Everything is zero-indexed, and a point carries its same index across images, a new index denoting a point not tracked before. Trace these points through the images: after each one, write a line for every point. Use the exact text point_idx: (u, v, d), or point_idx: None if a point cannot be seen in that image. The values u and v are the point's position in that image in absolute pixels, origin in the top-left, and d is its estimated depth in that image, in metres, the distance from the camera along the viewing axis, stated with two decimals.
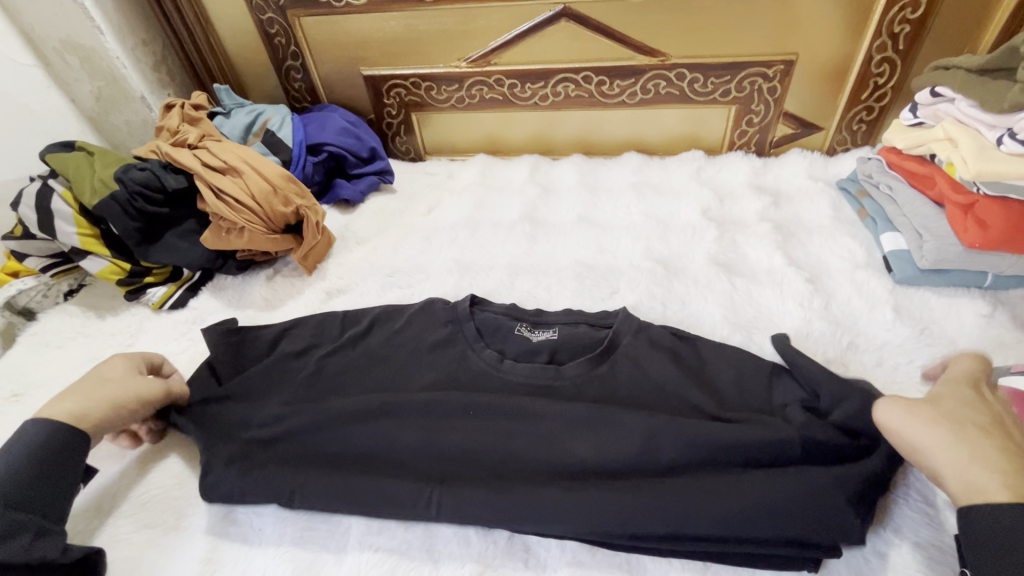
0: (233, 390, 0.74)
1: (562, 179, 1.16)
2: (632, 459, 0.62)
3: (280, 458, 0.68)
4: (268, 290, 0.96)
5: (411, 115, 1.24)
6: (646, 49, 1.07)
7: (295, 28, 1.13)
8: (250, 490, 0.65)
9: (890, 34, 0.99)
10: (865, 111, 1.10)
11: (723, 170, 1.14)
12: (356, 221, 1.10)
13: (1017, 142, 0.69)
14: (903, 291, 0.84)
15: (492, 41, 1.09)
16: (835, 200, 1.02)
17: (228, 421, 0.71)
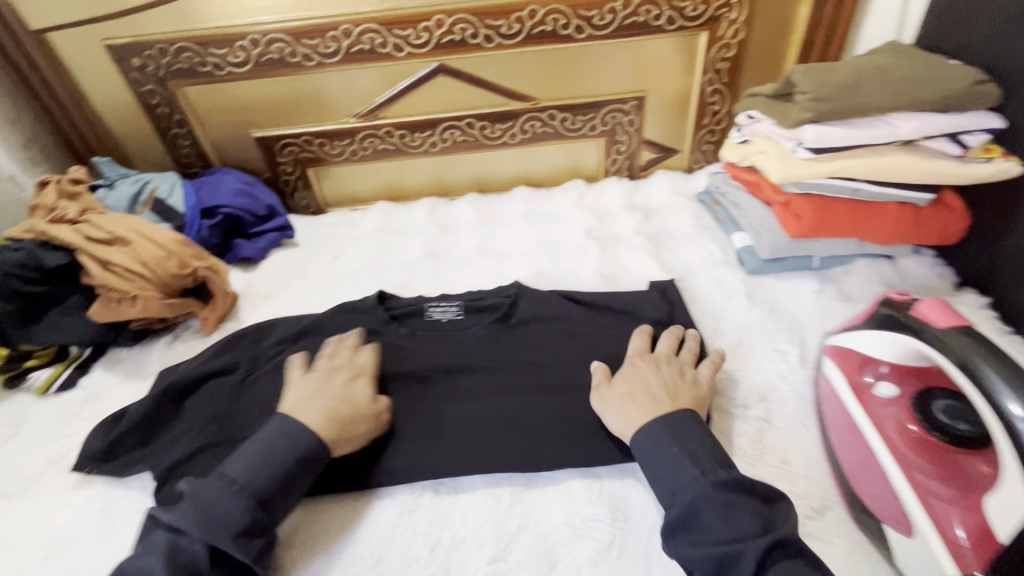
0: (152, 462, 0.77)
1: (460, 216, 1.25)
2: (523, 420, 0.76)
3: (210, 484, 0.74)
4: (171, 356, 0.94)
5: (307, 170, 1.28)
6: (518, 95, 1.20)
7: (178, 97, 1.15)
8: None
9: (714, 70, 1.19)
10: (709, 133, 1.29)
11: (602, 195, 1.27)
12: (259, 277, 1.11)
13: (808, 151, 0.84)
14: (755, 280, 0.99)
15: (377, 97, 1.18)
16: (696, 210, 1.19)
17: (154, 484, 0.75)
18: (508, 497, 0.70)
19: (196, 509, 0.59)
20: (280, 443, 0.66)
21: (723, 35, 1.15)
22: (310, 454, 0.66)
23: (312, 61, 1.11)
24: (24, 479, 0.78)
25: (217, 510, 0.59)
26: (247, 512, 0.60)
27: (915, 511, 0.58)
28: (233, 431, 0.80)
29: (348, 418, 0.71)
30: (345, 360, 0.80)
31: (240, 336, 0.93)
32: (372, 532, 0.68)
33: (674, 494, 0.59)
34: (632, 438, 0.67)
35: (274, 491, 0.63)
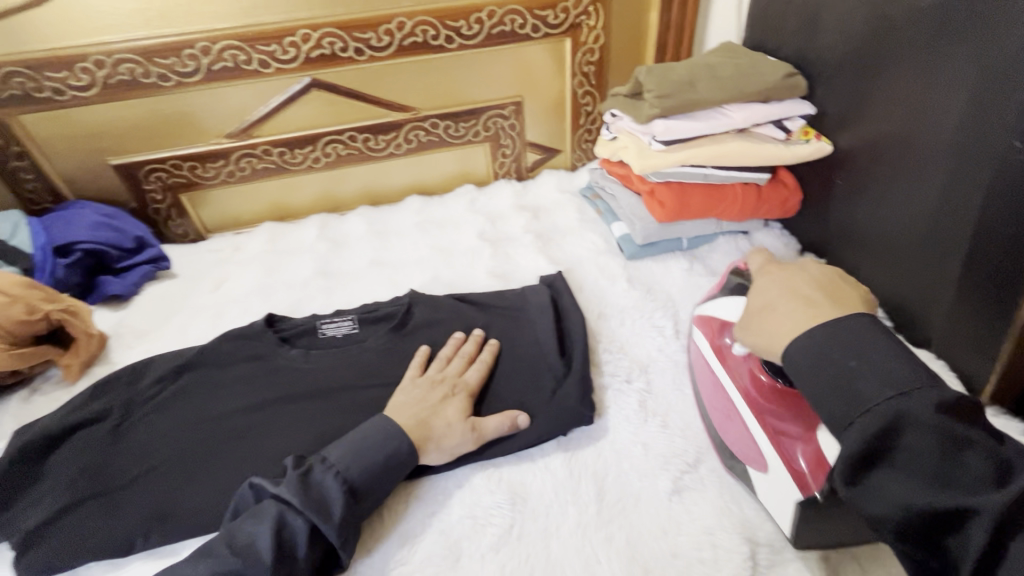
0: (11, 530, 0.70)
1: (352, 230, 1.23)
2: None
3: (83, 541, 0.69)
4: (28, 413, 0.84)
5: (180, 196, 1.20)
6: (398, 106, 1.21)
7: (14, 127, 1.04)
8: (97, 550, 0.68)
9: (582, 74, 1.28)
10: (586, 132, 1.38)
11: (493, 197, 1.31)
12: (132, 315, 1.02)
13: (660, 143, 0.93)
14: (634, 264, 1.07)
15: (248, 115, 1.13)
16: (580, 205, 1.26)
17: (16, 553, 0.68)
18: (409, 501, 0.71)
19: (303, 487, 0.63)
20: (376, 445, 0.69)
21: (585, 40, 1.23)
22: (397, 451, 0.69)
23: (170, 81, 1.05)
24: None
25: (320, 494, 0.63)
26: (345, 496, 0.63)
27: (772, 459, 0.65)
28: (108, 481, 0.74)
29: (437, 427, 0.73)
30: (451, 373, 0.80)
31: (112, 379, 0.86)
32: None
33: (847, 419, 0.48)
34: (786, 354, 0.55)
35: (383, 473, 0.68)
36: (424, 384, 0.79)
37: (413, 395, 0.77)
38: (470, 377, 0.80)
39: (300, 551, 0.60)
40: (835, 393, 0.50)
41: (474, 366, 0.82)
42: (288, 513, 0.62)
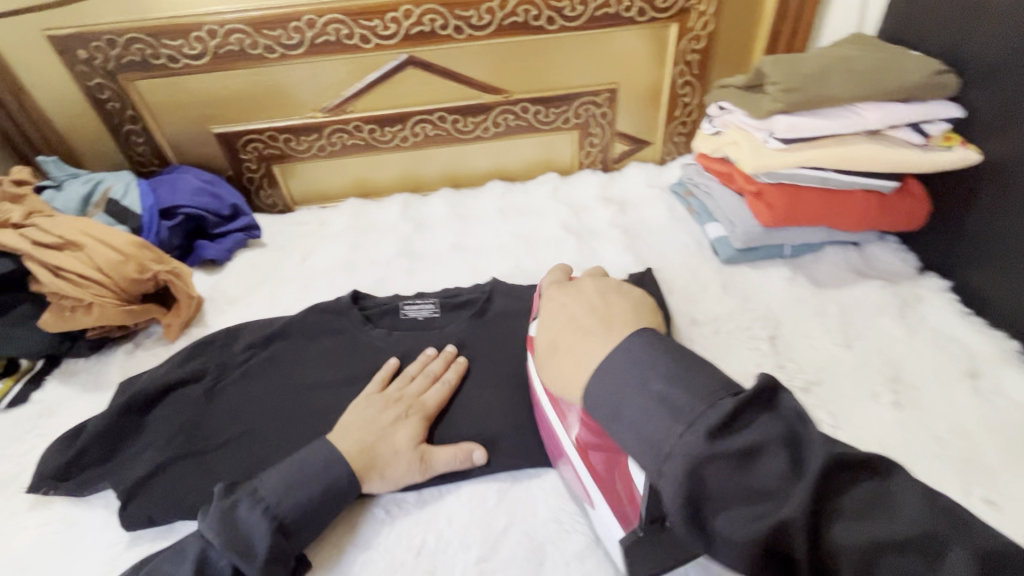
0: (117, 477, 0.73)
1: (434, 212, 1.22)
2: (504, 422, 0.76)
3: (180, 496, 0.71)
4: (131, 366, 0.89)
5: (273, 167, 1.23)
6: (490, 88, 1.18)
7: (130, 92, 1.08)
8: (190, 507, 0.70)
9: (685, 62, 1.20)
10: (680, 125, 1.30)
11: (576, 187, 1.27)
12: (225, 280, 1.06)
13: (778, 141, 0.86)
14: (729, 269, 1.01)
15: (344, 90, 1.14)
16: (670, 202, 1.19)
17: (121, 500, 0.70)
18: (493, 496, 0.70)
19: (226, 523, 0.59)
20: (309, 478, 0.64)
21: (692, 26, 1.15)
22: (335, 482, 0.65)
23: (274, 53, 1.06)
24: None
25: (245, 530, 0.59)
26: (271, 535, 0.59)
27: (595, 491, 0.63)
28: (203, 441, 0.76)
29: (383, 455, 0.69)
30: (410, 393, 0.76)
31: (208, 341, 0.89)
32: (354, 543, 0.66)
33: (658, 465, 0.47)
34: (587, 391, 0.58)
35: (320, 507, 0.64)
36: (375, 402, 0.75)
37: (364, 415, 0.73)
38: (429, 399, 0.76)
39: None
40: (758, 489, 0.43)
41: (436, 385, 0.78)
42: (210, 549, 0.59)
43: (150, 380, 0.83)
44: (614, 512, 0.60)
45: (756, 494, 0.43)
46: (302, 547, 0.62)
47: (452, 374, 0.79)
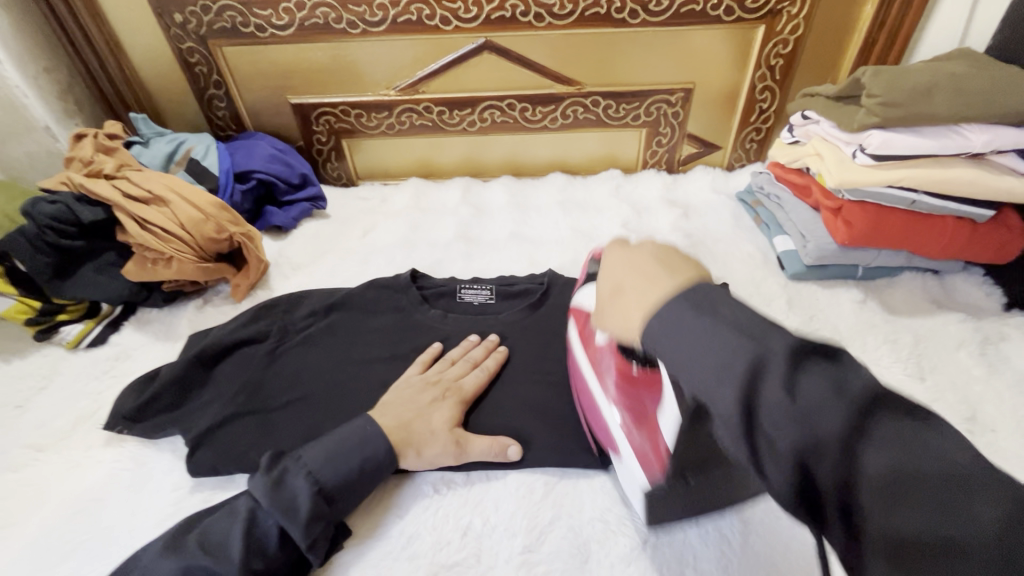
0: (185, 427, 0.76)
1: (494, 199, 1.22)
2: (555, 416, 0.76)
3: (243, 453, 0.74)
4: (201, 320, 0.93)
5: (342, 141, 1.25)
6: (563, 78, 1.16)
7: (217, 58, 1.12)
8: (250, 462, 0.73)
9: (768, 66, 1.15)
10: (754, 132, 1.26)
11: (639, 186, 1.25)
12: (290, 247, 1.09)
13: (867, 156, 0.82)
14: (795, 285, 0.97)
15: (419, 70, 1.15)
16: (735, 210, 1.16)
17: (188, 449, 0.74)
18: (540, 488, 0.70)
19: (274, 485, 0.61)
20: (353, 448, 0.65)
21: (781, 29, 1.10)
22: (374, 454, 0.66)
23: (357, 29, 1.08)
24: (53, 432, 0.78)
25: (291, 493, 0.61)
26: (314, 498, 0.60)
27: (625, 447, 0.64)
28: (264, 400, 0.79)
29: (421, 433, 0.70)
30: (450, 376, 0.77)
31: (273, 305, 0.92)
32: (403, 514, 0.68)
33: (720, 363, 0.37)
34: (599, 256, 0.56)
35: (360, 478, 0.65)
36: (415, 381, 0.76)
37: (403, 393, 0.74)
38: (468, 383, 0.77)
39: (270, 545, 0.59)
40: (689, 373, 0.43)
41: (476, 371, 0.78)
42: (257, 508, 0.61)
43: (217, 337, 0.86)
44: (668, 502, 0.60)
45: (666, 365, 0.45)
46: (344, 514, 0.64)
47: (494, 363, 0.80)
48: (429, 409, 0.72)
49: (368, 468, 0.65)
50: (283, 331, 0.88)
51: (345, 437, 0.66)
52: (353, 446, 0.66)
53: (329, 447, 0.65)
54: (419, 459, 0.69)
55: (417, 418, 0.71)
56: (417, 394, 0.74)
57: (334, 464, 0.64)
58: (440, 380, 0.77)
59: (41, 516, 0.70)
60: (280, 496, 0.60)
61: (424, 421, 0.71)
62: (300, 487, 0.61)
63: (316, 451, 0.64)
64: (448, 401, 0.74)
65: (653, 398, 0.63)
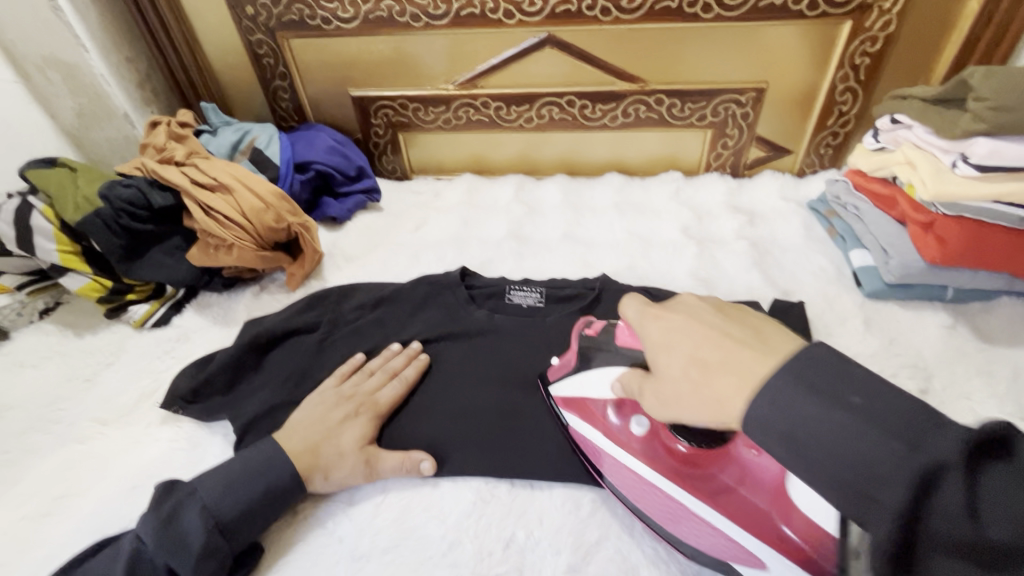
0: (237, 411, 0.78)
1: (548, 198, 1.19)
2: None
3: None
4: (257, 307, 0.95)
5: (398, 135, 1.26)
6: (626, 75, 1.12)
7: (284, 49, 1.14)
8: None
9: (852, 66, 1.06)
10: (831, 136, 1.17)
11: (701, 191, 1.19)
12: (344, 239, 1.10)
13: (970, 167, 0.74)
14: (872, 304, 0.89)
15: (479, 65, 1.13)
16: (806, 219, 1.08)
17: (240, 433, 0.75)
18: (587, 504, 0.67)
19: (165, 521, 0.60)
20: (250, 477, 0.65)
21: (870, 25, 1.01)
22: (276, 481, 0.65)
23: (419, 22, 1.07)
24: (117, 407, 0.82)
25: (184, 530, 0.60)
26: (205, 533, 0.60)
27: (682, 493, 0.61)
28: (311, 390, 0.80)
29: (328, 456, 0.68)
30: (365, 391, 0.76)
31: (324, 295, 0.93)
32: (444, 516, 0.67)
33: (802, 430, 0.41)
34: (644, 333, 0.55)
35: (261, 504, 0.64)
36: (324, 398, 0.75)
37: (311, 412, 0.73)
38: (384, 397, 0.75)
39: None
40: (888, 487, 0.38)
41: (392, 382, 0.77)
42: (144, 551, 0.59)
43: (270, 324, 0.87)
44: (689, 473, 0.61)
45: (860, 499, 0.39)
46: (251, 539, 0.63)
47: (412, 373, 0.78)
48: (343, 428, 0.71)
49: (269, 496, 0.65)
50: (334, 322, 0.89)
51: (246, 466, 0.66)
52: (247, 478, 0.65)
53: (224, 479, 0.64)
54: (328, 481, 0.68)
55: (329, 437, 0.70)
56: (329, 412, 0.73)
57: (228, 497, 0.63)
58: (353, 395, 0.75)
59: (103, 489, 0.72)
60: (164, 539, 0.59)
61: (330, 442, 0.69)
62: (189, 528, 0.60)
63: (205, 487, 0.63)
64: (357, 417, 0.73)
65: (642, 406, 0.66)
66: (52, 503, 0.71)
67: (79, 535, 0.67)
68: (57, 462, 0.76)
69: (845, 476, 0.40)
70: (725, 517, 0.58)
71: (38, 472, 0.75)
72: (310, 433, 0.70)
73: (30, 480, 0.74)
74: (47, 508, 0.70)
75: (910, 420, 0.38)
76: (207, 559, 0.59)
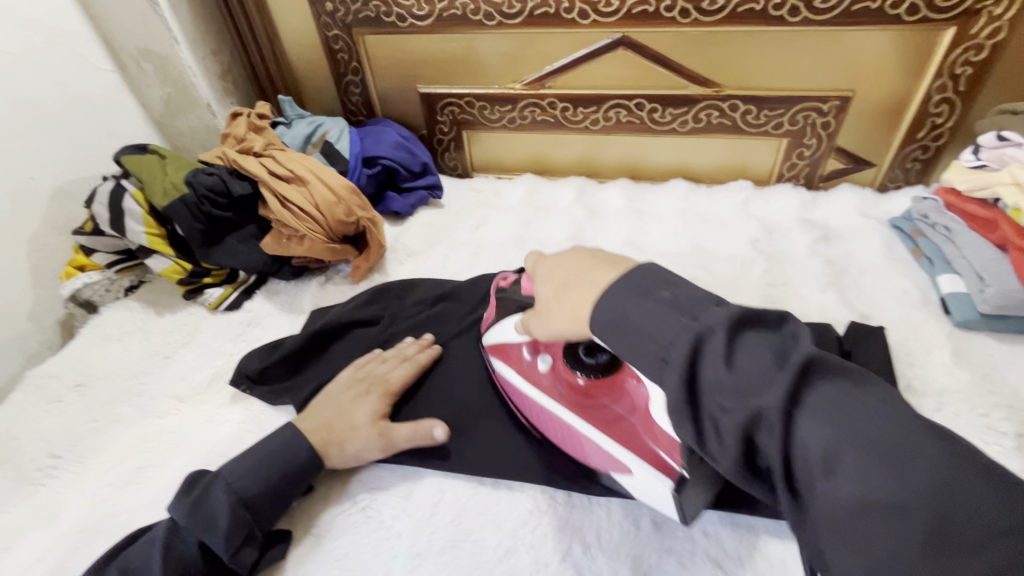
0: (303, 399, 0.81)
1: (610, 202, 1.17)
2: None
3: None
4: (322, 297, 0.98)
5: (462, 132, 1.26)
6: (701, 80, 1.08)
7: (358, 45, 1.17)
8: None
9: (952, 75, 0.99)
10: (919, 150, 1.09)
11: (772, 202, 1.14)
12: (406, 234, 1.12)
13: None
14: (962, 334, 0.83)
15: (549, 65, 1.12)
16: (888, 238, 1.02)
17: None
18: (647, 524, 0.65)
19: (193, 502, 0.62)
20: (270, 457, 0.66)
21: (976, 32, 0.94)
22: (296, 461, 0.67)
23: (492, 21, 1.07)
24: (193, 384, 0.86)
25: (210, 509, 0.62)
26: (230, 511, 0.61)
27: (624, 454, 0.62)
28: None
29: (341, 432, 0.70)
30: (379, 371, 0.78)
31: (386, 290, 0.94)
32: (501, 521, 0.67)
33: (666, 351, 0.44)
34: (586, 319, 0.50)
35: (283, 483, 0.66)
36: (336, 380, 0.77)
37: (324, 394, 0.75)
38: (396, 378, 0.77)
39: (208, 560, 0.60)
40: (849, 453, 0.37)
41: (404, 365, 0.79)
42: (175, 527, 0.61)
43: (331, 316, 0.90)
44: (660, 469, 0.59)
45: (819, 460, 0.38)
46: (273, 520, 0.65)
47: (424, 357, 0.80)
48: (356, 405, 0.73)
49: (292, 477, 0.66)
50: (395, 317, 0.90)
51: (261, 446, 0.67)
52: (269, 458, 0.66)
53: (247, 459, 0.66)
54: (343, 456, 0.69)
55: (341, 414, 0.72)
56: (340, 392, 0.75)
57: (247, 478, 0.64)
58: (366, 375, 0.77)
59: (177, 463, 0.76)
60: (192, 519, 0.61)
61: (341, 417, 0.71)
62: (214, 506, 0.62)
63: (230, 468, 0.65)
64: (369, 394, 0.74)
65: (617, 402, 0.67)
66: (134, 472, 0.75)
67: (157, 505, 0.71)
68: (138, 434, 0.80)
69: (807, 455, 0.38)
70: (640, 462, 0.61)
71: (122, 442, 0.80)
72: (325, 411, 0.72)
73: (114, 449, 0.79)
74: (129, 477, 0.75)
75: (880, 407, 0.38)
76: (233, 534, 0.61)
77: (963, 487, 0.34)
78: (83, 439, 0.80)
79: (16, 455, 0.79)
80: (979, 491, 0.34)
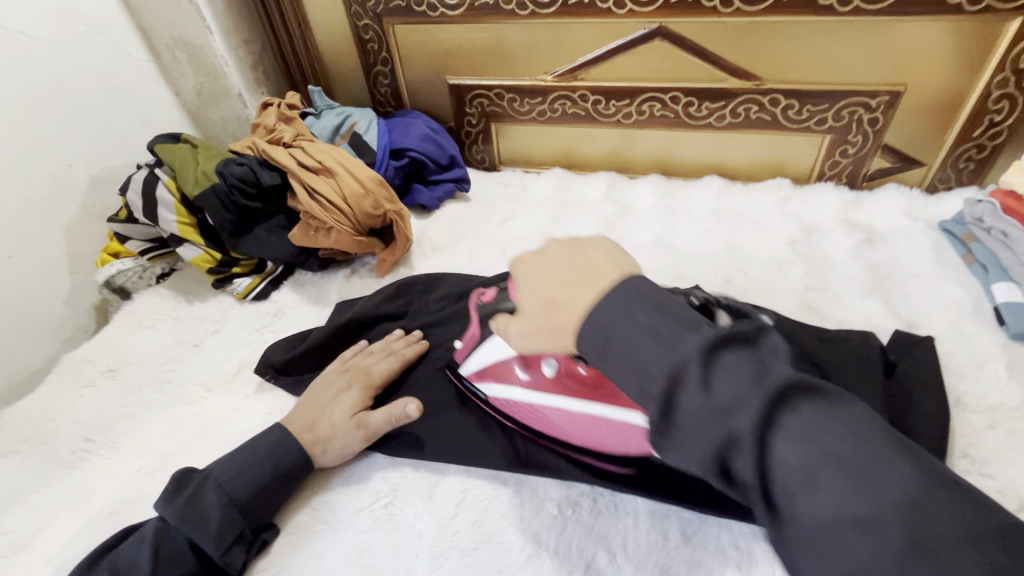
0: None
1: (641, 199, 1.14)
2: None
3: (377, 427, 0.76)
4: (348, 289, 0.98)
5: (491, 125, 1.24)
6: (740, 72, 1.04)
7: (388, 35, 1.16)
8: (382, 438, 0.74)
9: (1015, 69, 0.92)
10: (975, 149, 1.03)
11: (812, 202, 1.09)
12: (432, 227, 1.11)
13: None
14: (1017, 347, 0.78)
15: (581, 56, 1.09)
16: (937, 242, 0.96)
17: None
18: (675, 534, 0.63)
19: (184, 500, 0.62)
20: (261, 456, 0.67)
21: None
22: (287, 460, 0.68)
23: (525, 11, 1.05)
24: (220, 373, 0.87)
25: (200, 508, 0.62)
26: (222, 509, 0.62)
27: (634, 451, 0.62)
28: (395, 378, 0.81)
29: (325, 431, 0.71)
30: (363, 366, 0.78)
31: (412, 284, 0.93)
32: (523, 524, 0.65)
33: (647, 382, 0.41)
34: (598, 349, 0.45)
35: (275, 482, 0.67)
36: (323, 379, 0.78)
37: (309, 395, 0.75)
38: (378, 372, 0.78)
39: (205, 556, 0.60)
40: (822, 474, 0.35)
41: (388, 359, 0.80)
42: (164, 527, 0.61)
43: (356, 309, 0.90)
44: None
45: (799, 482, 0.35)
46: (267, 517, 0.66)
47: (408, 351, 0.81)
48: (339, 402, 0.73)
49: (285, 476, 0.67)
50: (420, 312, 0.89)
51: (251, 445, 0.68)
52: (256, 458, 0.67)
53: (235, 459, 0.67)
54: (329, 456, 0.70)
55: (324, 412, 0.72)
56: (324, 393, 0.75)
57: (236, 477, 0.65)
58: (348, 371, 0.78)
59: (204, 451, 0.77)
60: (184, 516, 0.61)
61: (323, 417, 0.72)
62: (204, 504, 0.63)
63: (220, 467, 0.66)
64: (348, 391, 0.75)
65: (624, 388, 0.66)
66: (163, 458, 0.77)
67: None
68: (167, 421, 0.82)
69: (785, 473, 0.36)
70: None
71: (151, 428, 0.81)
72: (309, 411, 0.73)
73: (144, 434, 0.80)
74: (157, 464, 0.76)
75: (861, 444, 0.35)
76: (224, 531, 0.62)
77: (928, 504, 0.33)
78: (115, 424, 0.82)
79: (51, 437, 0.81)
80: (948, 511, 0.32)
